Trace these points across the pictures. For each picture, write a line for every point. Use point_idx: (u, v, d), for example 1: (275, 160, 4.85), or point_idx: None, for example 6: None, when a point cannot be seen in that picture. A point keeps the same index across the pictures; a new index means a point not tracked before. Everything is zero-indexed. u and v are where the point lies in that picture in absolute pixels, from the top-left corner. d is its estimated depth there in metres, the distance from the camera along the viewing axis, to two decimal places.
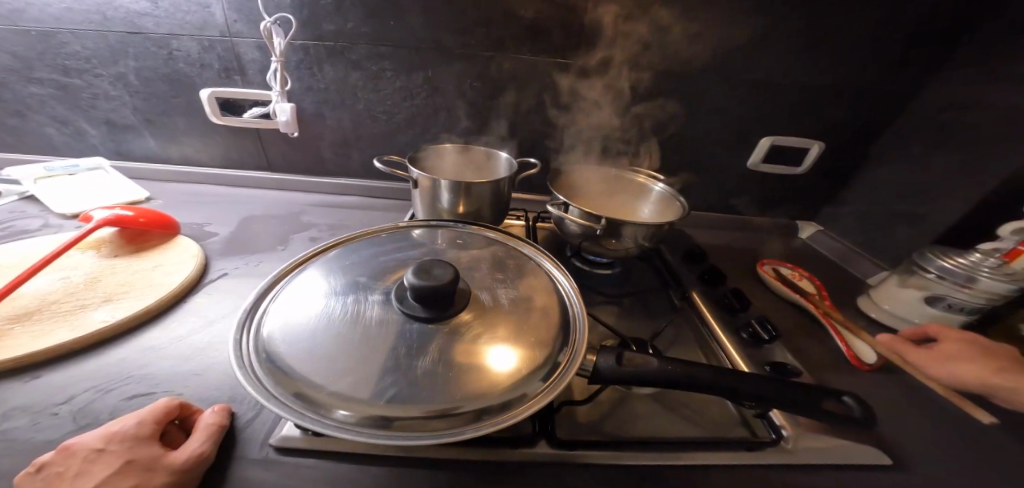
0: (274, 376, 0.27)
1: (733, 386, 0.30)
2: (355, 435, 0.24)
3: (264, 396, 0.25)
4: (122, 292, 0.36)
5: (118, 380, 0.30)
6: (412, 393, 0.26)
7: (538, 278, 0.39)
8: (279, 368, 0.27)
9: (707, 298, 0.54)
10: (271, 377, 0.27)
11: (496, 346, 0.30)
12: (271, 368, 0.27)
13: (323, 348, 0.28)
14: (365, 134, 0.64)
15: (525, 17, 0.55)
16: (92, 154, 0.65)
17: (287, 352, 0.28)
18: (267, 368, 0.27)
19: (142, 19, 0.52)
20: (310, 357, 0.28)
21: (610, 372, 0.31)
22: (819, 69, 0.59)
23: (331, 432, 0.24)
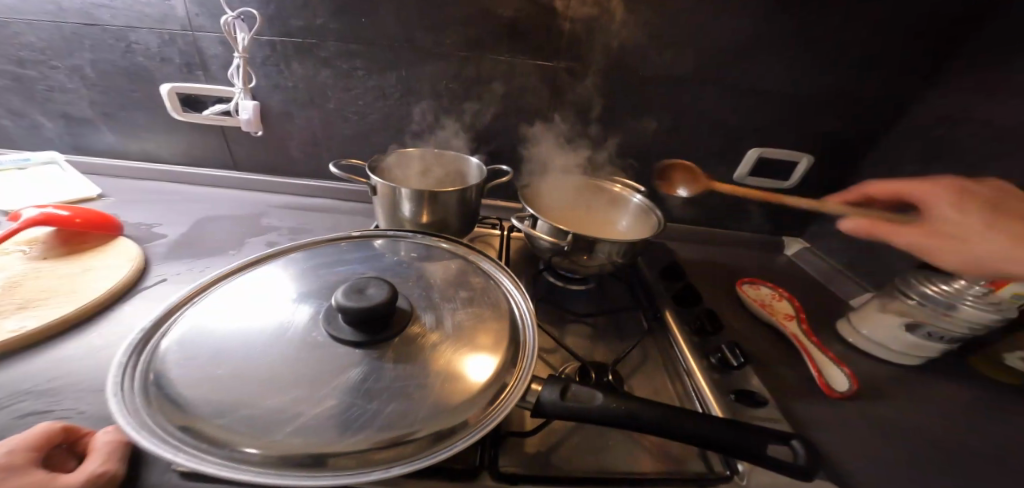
0: (158, 406, 0.24)
1: (681, 428, 0.28)
2: (239, 475, 0.22)
3: (137, 431, 0.22)
4: (40, 298, 0.34)
5: (15, 395, 0.28)
6: (322, 427, 0.24)
7: (491, 297, 0.36)
8: (166, 397, 0.24)
9: (679, 319, 0.52)
10: (153, 408, 0.24)
11: (429, 370, 0.28)
12: (158, 396, 0.25)
13: (229, 373, 0.26)
14: (335, 135, 0.62)
15: (500, 19, 0.53)
16: (50, 148, 0.62)
17: (179, 378, 0.25)
18: (151, 397, 0.25)
19: (100, 11, 0.50)
20: (210, 383, 0.25)
21: (553, 407, 0.29)
22: (806, 82, 0.57)
23: (212, 471, 0.21)
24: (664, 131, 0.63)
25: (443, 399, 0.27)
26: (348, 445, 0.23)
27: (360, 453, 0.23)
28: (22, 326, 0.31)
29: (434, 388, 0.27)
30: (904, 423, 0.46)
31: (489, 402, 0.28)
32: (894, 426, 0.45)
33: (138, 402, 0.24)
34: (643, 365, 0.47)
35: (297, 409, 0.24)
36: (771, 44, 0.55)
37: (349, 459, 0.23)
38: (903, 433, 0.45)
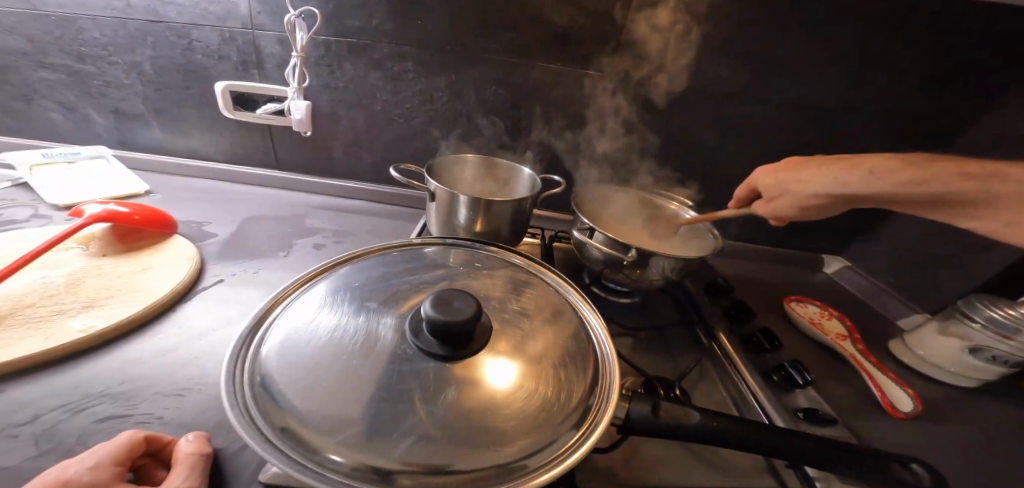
0: (271, 415, 0.23)
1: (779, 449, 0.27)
2: None
3: (259, 441, 0.21)
4: (104, 297, 0.33)
5: (90, 398, 0.26)
6: (436, 443, 0.23)
7: (562, 311, 0.36)
8: (278, 405, 0.23)
9: (733, 337, 0.50)
10: (267, 417, 0.23)
11: (498, 374, 0.27)
12: (269, 405, 0.23)
13: (327, 380, 0.24)
14: (380, 137, 0.62)
15: (558, 25, 0.53)
16: (96, 143, 0.62)
17: (289, 386, 0.24)
18: (262, 405, 0.23)
19: (164, 8, 0.50)
20: (308, 391, 0.24)
21: (645, 423, 0.28)
22: (861, 97, 0.57)
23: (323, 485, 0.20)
24: (713, 142, 0.62)
25: (541, 415, 0.26)
26: (462, 460, 0.23)
27: (475, 468, 0.23)
28: (90, 325, 0.30)
29: (533, 407, 0.26)
30: (974, 450, 0.44)
31: (576, 427, 0.27)
32: (966, 453, 0.44)
33: (250, 409, 0.23)
34: (701, 381, 0.45)
35: (407, 423, 0.23)
36: (830, 58, 0.54)
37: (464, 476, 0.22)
38: (975, 460, 0.43)
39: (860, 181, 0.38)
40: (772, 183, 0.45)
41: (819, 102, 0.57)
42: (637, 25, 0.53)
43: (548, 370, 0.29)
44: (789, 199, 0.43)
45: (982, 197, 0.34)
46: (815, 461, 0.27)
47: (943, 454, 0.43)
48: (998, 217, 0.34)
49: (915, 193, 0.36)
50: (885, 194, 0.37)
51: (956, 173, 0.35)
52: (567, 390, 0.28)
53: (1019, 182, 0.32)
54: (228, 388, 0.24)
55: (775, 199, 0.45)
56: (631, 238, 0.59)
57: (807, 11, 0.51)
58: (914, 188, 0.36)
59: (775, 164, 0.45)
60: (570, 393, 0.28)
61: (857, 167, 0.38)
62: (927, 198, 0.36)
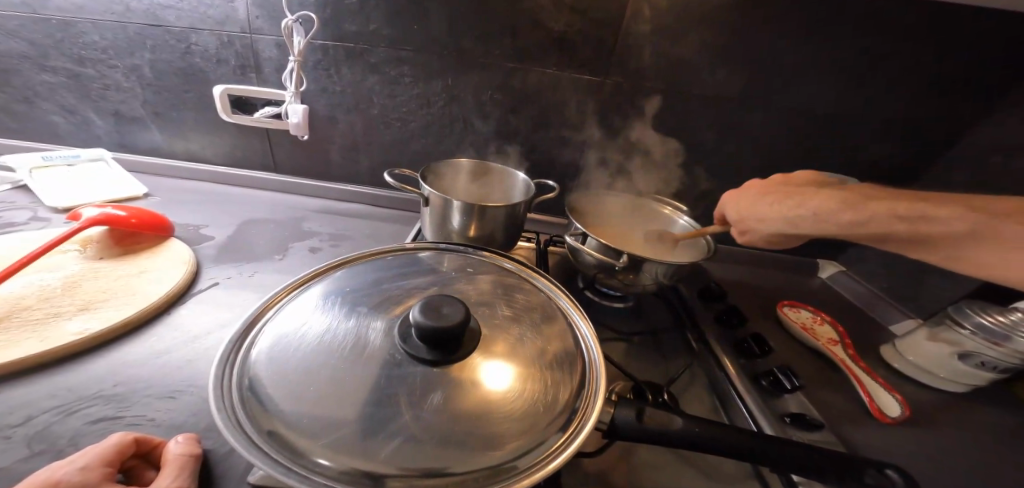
0: (257, 419, 0.23)
1: (762, 454, 0.27)
2: None
3: (244, 445, 0.21)
4: (100, 300, 0.34)
5: (83, 400, 0.27)
6: (419, 447, 0.23)
7: (552, 316, 0.36)
8: (265, 409, 0.24)
9: (724, 341, 0.51)
10: (254, 420, 0.23)
11: (498, 385, 0.27)
12: (256, 409, 0.24)
13: (315, 384, 0.25)
14: (377, 141, 0.62)
15: (553, 31, 0.53)
16: (96, 145, 0.63)
17: (277, 390, 0.24)
18: (250, 409, 0.24)
19: (164, 12, 0.51)
20: (296, 394, 0.24)
21: (629, 429, 0.28)
22: (855, 102, 0.57)
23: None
24: (708, 148, 0.63)
25: (527, 420, 0.27)
26: (446, 464, 0.23)
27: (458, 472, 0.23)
28: (86, 328, 0.31)
29: (519, 411, 0.27)
30: (962, 455, 0.45)
31: (562, 429, 0.27)
32: (957, 459, 0.44)
33: (237, 413, 0.23)
34: (691, 386, 0.46)
35: (391, 427, 0.24)
36: (824, 65, 0.54)
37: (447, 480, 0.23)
38: (964, 466, 0.43)
39: (810, 219, 0.39)
40: (734, 216, 0.46)
41: (812, 106, 0.58)
42: (631, 31, 0.53)
43: (533, 375, 0.29)
44: (751, 231, 0.44)
45: (921, 236, 0.35)
46: (796, 466, 0.28)
47: (931, 458, 0.43)
48: (940, 251, 0.36)
49: (862, 231, 0.37)
50: (835, 233, 0.38)
51: (891, 214, 0.36)
52: (553, 395, 0.29)
53: (946, 224, 0.34)
54: (216, 392, 0.24)
55: (740, 230, 0.46)
56: (628, 247, 0.59)
57: (800, 18, 0.51)
58: (860, 228, 0.37)
59: (738, 195, 0.45)
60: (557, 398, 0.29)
61: (806, 204, 0.39)
62: (872, 236, 0.37)
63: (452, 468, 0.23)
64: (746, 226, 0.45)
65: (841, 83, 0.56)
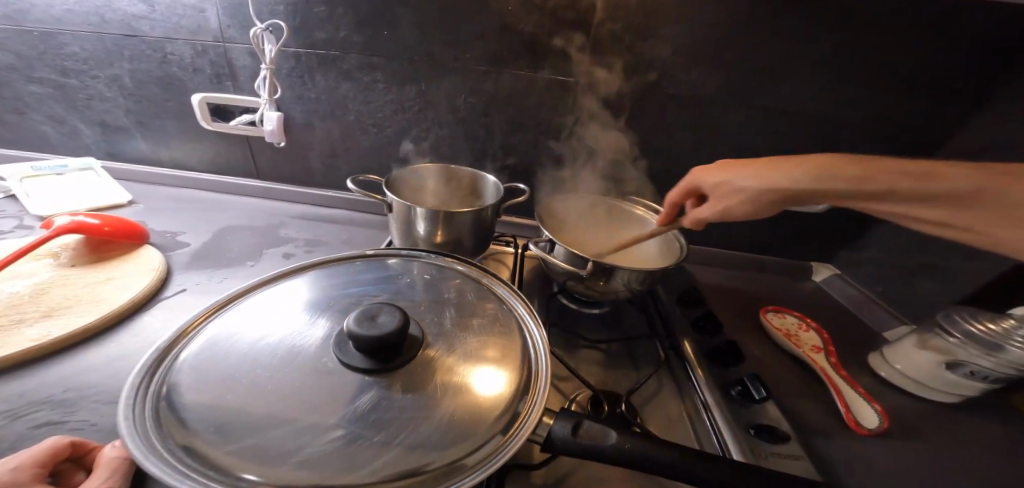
0: (168, 428, 0.24)
1: (695, 473, 0.27)
2: None
3: (145, 454, 0.22)
4: (64, 307, 0.35)
5: (32, 405, 0.28)
6: (329, 459, 0.23)
7: (502, 324, 0.36)
8: (177, 419, 0.24)
9: (698, 348, 0.49)
10: (164, 429, 0.23)
11: (483, 391, 0.29)
12: (169, 418, 0.24)
13: (237, 397, 0.25)
14: (354, 147, 0.63)
15: (522, 31, 0.53)
16: (85, 154, 0.65)
17: (193, 400, 0.25)
18: (162, 419, 0.24)
19: (140, 23, 0.53)
20: (218, 406, 0.24)
21: (564, 443, 0.28)
22: (842, 99, 0.55)
23: None
24: (688, 150, 0.61)
25: (451, 430, 0.26)
26: (366, 477, 0.22)
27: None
28: (44, 334, 0.32)
29: (450, 420, 0.26)
30: (945, 468, 0.43)
31: (501, 434, 0.27)
32: (941, 475, 0.41)
33: (149, 424, 0.24)
34: (659, 395, 0.45)
35: (304, 438, 0.23)
36: (804, 63, 0.53)
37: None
38: (947, 480, 0.41)
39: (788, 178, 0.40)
40: (711, 183, 0.46)
41: (795, 104, 0.56)
42: (600, 31, 0.52)
43: (468, 380, 0.29)
44: (732, 197, 0.43)
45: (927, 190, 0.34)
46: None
47: (908, 471, 0.41)
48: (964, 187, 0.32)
49: (862, 188, 0.36)
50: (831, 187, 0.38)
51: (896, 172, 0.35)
52: (492, 400, 0.28)
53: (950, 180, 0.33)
54: (130, 410, 0.24)
55: (720, 199, 0.45)
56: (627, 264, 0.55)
57: (777, 14, 0.50)
58: (865, 184, 0.36)
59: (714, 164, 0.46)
60: (494, 404, 0.28)
61: (793, 169, 0.40)
62: (869, 197, 0.37)
63: (389, 476, 0.23)
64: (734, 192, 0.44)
65: (824, 80, 0.54)
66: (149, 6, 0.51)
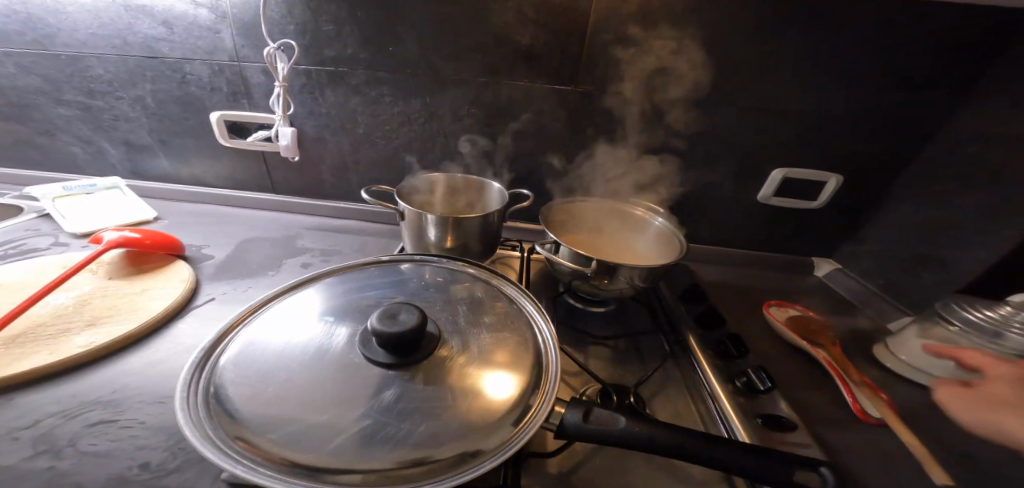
0: (216, 419, 0.26)
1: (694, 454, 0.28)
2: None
3: (203, 442, 0.24)
4: (106, 316, 0.38)
5: (83, 405, 0.31)
6: (362, 444, 0.25)
7: (514, 322, 0.38)
8: (223, 410, 0.26)
9: (703, 342, 0.51)
10: (213, 421, 0.26)
11: (495, 388, 0.30)
12: (216, 409, 0.26)
13: (273, 391, 0.27)
14: (364, 159, 0.66)
15: (520, 43, 0.56)
16: (111, 173, 0.69)
17: (235, 393, 0.27)
18: (211, 410, 0.27)
19: (159, 44, 0.56)
20: (258, 399, 0.27)
21: (576, 429, 0.29)
22: (827, 98, 0.57)
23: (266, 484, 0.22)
24: (684, 151, 0.63)
25: (470, 417, 0.28)
26: (388, 462, 0.25)
27: (391, 472, 0.24)
28: (91, 341, 0.35)
29: (470, 409, 0.28)
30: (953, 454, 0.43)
31: (515, 423, 0.29)
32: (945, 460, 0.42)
33: (200, 416, 0.26)
34: (666, 389, 0.46)
35: (336, 426, 0.26)
36: (792, 63, 0.55)
37: (384, 478, 0.24)
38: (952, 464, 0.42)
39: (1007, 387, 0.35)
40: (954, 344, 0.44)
41: (786, 104, 0.58)
42: (595, 40, 0.55)
43: (489, 375, 0.31)
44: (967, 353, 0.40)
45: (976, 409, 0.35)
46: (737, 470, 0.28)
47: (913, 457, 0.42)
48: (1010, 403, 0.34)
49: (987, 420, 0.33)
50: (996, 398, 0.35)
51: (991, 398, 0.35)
52: (507, 392, 0.30)
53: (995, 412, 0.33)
54: (183, 403, 0.27)
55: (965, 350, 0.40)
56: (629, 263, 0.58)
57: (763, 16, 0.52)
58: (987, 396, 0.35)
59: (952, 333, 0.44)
60: (501, 396, 0.30)
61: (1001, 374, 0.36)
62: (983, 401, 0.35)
63: (417, 461, 0.25)
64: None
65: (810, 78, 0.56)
66: (167, 29, 0.55)
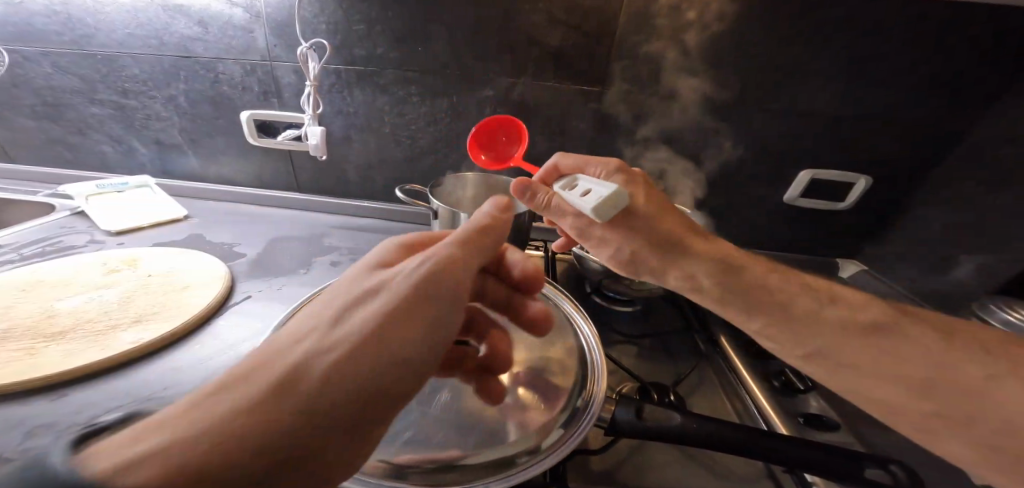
0: None
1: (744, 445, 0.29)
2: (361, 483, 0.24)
3: None
4: (150, 314, 0.40)
5: (139, 401, 0.32)
6: (418, 443, 0.27)
7: (555, 325, 0.38)
8: None
9: (735, 344, 0.51)
10: None
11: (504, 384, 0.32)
12: None
13: None
14: (389, 159, 0.66)
15: (550, 43, 0.56)
16: (140, 171, 0.69)
17: None
18: None
19: (194, 44, 0.57)
20: None
21: (629, 426, 0.30)
22: (859, 98, 0.57)
23: None
24: (711, 151, 0.63)
25: (483, 417, 0.29)
26: (432, 461, 0.26)
27: (436, 471, 0.25)
28: (139, 338, 0.37)
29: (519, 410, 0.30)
30: None
31: (563, 426, 0.29)
32: None
33: None
34: (701, 387, 0.46)
35: (398, 425, 0.28)
36: (823, 63, 0.55)
37: (432, 476, 0.25)
38: None
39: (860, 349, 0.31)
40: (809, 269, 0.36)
41: (816, 103, 0.58)
42: (625, 39, 0.55)
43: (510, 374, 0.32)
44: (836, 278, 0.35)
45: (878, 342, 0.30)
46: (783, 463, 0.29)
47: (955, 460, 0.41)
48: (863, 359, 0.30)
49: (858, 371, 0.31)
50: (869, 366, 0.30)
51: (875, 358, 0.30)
52: (552, 395, 0.31)
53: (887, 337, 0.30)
54: None
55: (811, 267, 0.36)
56: None
57: (796, 15, 0.52)
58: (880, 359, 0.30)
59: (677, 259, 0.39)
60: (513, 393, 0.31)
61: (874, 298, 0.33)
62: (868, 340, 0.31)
63: (463, 460, 0.26)
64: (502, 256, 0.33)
65: (842, 79, 0.56)
66: (203, 28, 0.55)
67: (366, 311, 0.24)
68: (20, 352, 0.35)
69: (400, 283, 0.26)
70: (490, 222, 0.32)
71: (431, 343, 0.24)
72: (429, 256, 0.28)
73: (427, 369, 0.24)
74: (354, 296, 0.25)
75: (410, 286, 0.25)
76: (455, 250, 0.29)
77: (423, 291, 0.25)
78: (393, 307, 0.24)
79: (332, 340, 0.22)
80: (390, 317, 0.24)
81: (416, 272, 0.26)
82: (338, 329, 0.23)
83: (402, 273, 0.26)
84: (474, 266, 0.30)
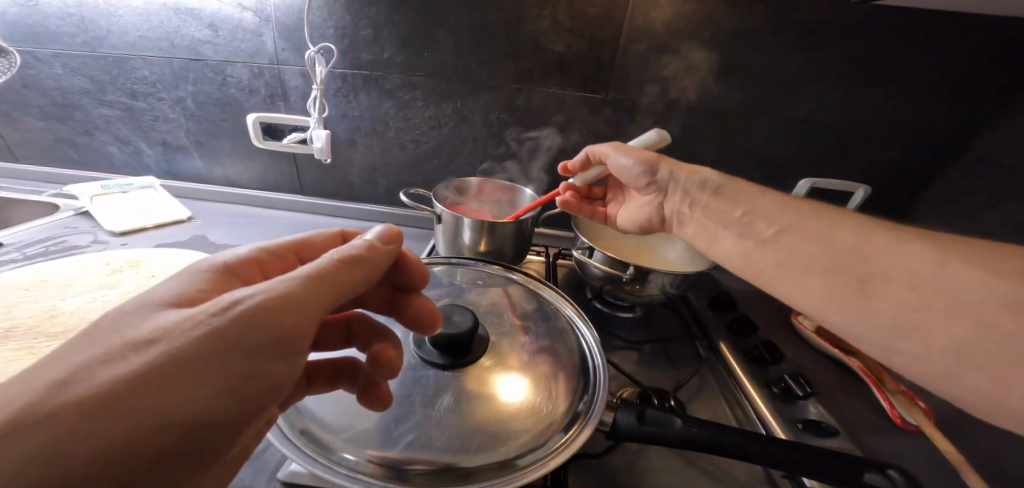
0: (293, 418, 0.29)
1: (746, 450, 0.29)
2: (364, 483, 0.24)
3: (280, 438, 0.27)
4: None
5: None
6: (420, 446, 0.27)
7: (557, 328, 0.38)
8: (301, 411, 0.29)
9: (735, 350, 0.51)
10: (291, 419, 0.29)
11: (509, 382, 0.32)
12: (293, 411, 0.29)
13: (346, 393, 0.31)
14: (394, 162, 0.66)
15: (555, 50, 0.56)
16: (146, 172, 0.70)
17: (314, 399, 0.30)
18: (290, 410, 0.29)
19: (203, 47, 0.57)
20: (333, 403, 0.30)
21: (630, 429, 0.30)
22: (859, 107, 0.58)
23: (339, 479, 0.24)
24: (712, 157, 0.64)
25: (486, 420, 0.29)
26: (435, 463, 0.26)
27: (440, 474, 0.26)
28: None
29: (523, 415, 0.30)
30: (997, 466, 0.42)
31: (564, 430, 0.29)
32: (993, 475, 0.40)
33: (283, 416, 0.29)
34: (701, 393, 0.46)
35: (401, 428, 0.28)
36: (821, 72, 0.56)
37: (435, 479, 0.25)
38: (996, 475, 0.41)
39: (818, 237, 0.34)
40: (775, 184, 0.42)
41: (816, 112, 0.58)
42: (629, 47, 0.56)
43: (513, 378, 0.32)
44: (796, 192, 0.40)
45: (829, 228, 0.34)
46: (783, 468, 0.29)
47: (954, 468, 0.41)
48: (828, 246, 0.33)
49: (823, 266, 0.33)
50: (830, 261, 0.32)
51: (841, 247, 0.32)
52: (554, 400, 0.31)
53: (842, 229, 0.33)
54: None
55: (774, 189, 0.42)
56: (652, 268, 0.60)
57: (796, 25, 0.53)
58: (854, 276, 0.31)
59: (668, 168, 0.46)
60: (517, 400, 0.31)
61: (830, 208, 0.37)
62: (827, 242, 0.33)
63: (465, 463, 0.26)
64: (395, 257, 0.29)
65: (842, 88, 0.56)
66: (213, 32, 0.56)
67: (118, 374, 0.17)
68: (20, 351, 0.35)
69: (177, 336, 0.18)
70: (364, 254, 0.26)
71: (235, 410, 0.19)
72: (253, 294, 0.21)
73: (227, 434, 0.20)
74: (106, 346, 0.18)
75: (192, 345, 0.18)
76: (293, 290, 0.21)
77: (220, 349, 0.19)
78: (164, 367, 0.18)
79: (38, 418, 0.15)
80: (157, 383, 0.17)
81: (218, 320, 0.19)
82: (51, 398, 0.16)
83: (191, 318, 0.19)
84: (326, 308, 0.23)
